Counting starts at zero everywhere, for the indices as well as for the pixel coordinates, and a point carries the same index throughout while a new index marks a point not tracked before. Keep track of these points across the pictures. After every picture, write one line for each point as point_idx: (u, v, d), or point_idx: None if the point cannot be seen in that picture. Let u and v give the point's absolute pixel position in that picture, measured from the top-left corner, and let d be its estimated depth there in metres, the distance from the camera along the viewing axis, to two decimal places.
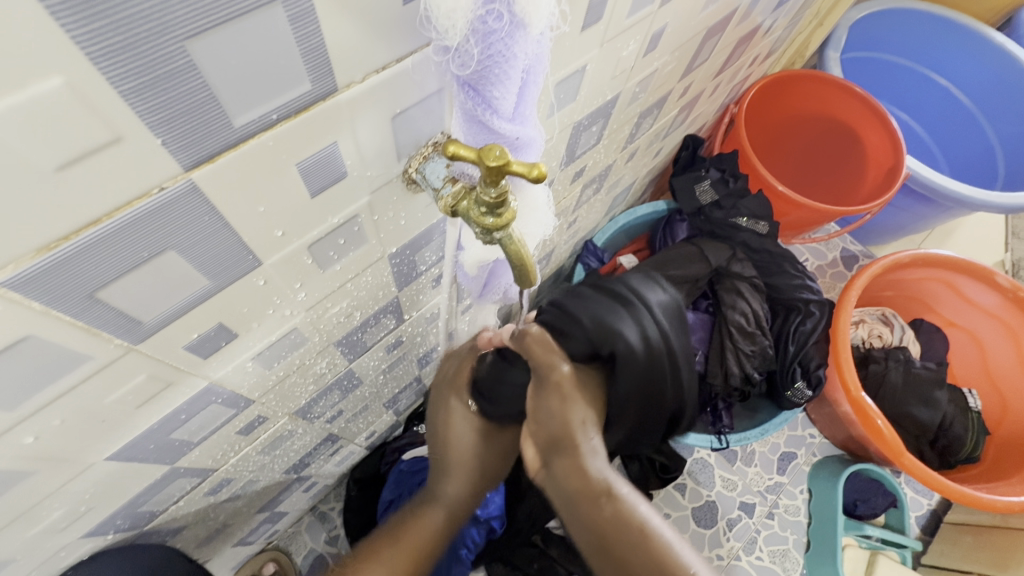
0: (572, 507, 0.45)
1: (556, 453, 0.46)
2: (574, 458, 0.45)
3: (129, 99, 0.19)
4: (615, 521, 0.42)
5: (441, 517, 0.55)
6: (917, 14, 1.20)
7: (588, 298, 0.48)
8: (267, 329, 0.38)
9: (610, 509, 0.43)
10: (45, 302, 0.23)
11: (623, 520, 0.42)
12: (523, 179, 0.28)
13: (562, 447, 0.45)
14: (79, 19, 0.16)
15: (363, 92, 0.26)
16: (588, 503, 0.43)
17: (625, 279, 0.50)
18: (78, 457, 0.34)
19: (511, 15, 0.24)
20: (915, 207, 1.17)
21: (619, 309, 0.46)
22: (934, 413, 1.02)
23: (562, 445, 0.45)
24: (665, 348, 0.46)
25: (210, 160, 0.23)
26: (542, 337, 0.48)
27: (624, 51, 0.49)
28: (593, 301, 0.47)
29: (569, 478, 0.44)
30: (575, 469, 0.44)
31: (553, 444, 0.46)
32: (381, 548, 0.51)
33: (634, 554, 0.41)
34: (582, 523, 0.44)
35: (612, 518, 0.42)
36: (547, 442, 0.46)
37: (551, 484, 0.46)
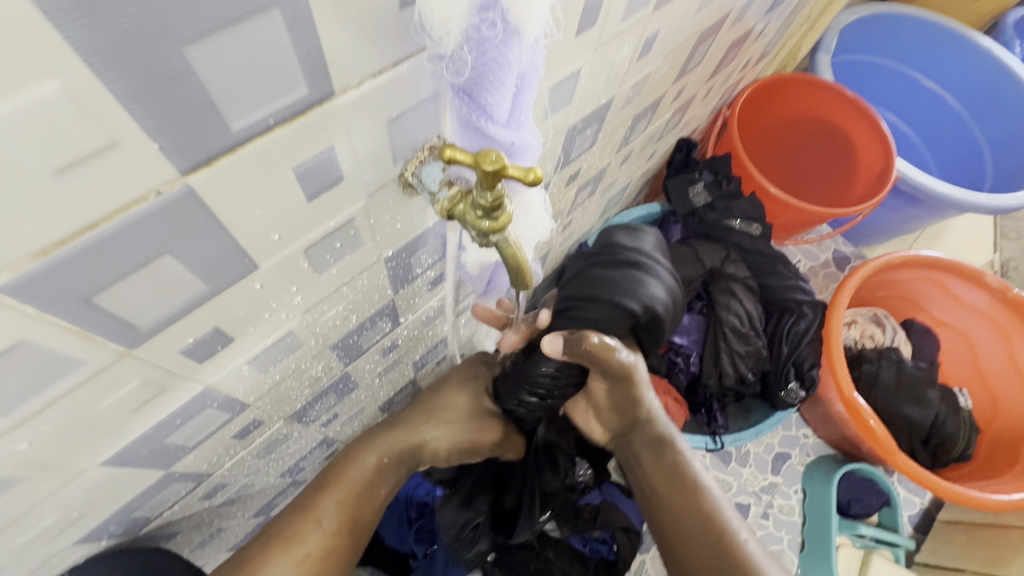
0: (639, 465, 0.60)
1: (632, 431, 0.59)
2: (649, 429, 0.58)
3: (126, 104, 0.19)
4: (679, 475, 0.57)
5: (377, 459, 0.58)
6: (907, 18, 1.22)
7: (599, 277, 0.51)
8: (262, 333, 0.38)
9: (671, 460, 0.58)
10: (40, 307, 0.23)
11: (681, 475, 0.58)
12: (519, 182, 0.28)
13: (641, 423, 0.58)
14: (75, 24, 0.16)
15: (359, 96, 0.27)
16: (660, 460, 0.58)
17: (612, 243, 0.53)
18: (71, 463, 0.34)
19: (504, 23, 0.24)
20: (905, 209, 1.18)
21: (636, 274, 0.51)
22: (925, 412, 1.03)
23: (639, 423, 0.58)
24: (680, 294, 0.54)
25: (207, 165, 0.23)
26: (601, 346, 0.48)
27: (618, 55, 0.49)
28: (610, 276, 0.50)
29: (640, 441, 0.59)
30: (646, 433, 0.59)
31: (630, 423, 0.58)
32: (322, 491, 0.55)
33: (692, 502, 0.56)
34: (651, 474, 0.59)
35: (677, 472, 0.58)
36: (627, 424, 0.58)
37: (622, 447, 0.62)
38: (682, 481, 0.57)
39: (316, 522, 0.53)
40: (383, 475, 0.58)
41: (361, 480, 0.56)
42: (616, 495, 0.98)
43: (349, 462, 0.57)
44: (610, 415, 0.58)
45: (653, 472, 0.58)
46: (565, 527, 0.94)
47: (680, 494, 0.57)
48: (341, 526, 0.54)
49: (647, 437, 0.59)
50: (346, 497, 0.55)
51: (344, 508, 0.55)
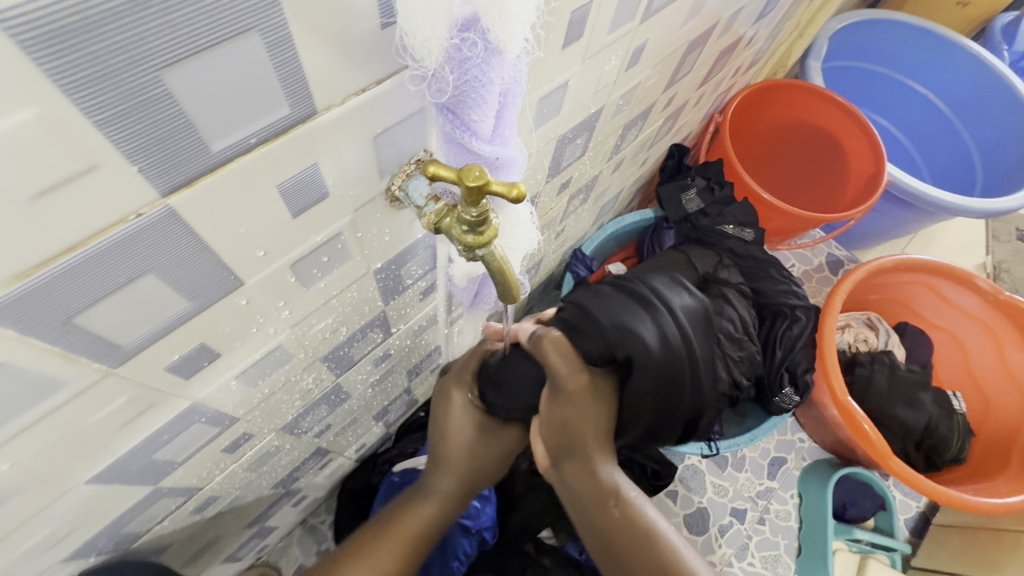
0: (582, 508, 0.49)
1: (566, 456, 0.49)
2: (584, 463, 0.49)
3: (104, 128, 0.19)
4: (622, 524, 0.47)
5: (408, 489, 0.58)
6: (896, 24, 1.23)
7: (608, 297, 0.50)
8: (250, 347, 0.38)
9: (621, 514, 0.47)
10: (20, 329, 0.23)
11: (632, 527, 0.47)
12: (503, 198, 0.28)
13: (573, 453, 0.49)
14: (49, 52, 0.16)
15: (343, 114, 0.27)
16: (594, 507, 0.48)
17: (644, 284, 0.51)
18: (56, 481, 0.34)
19: (484, 42, 0.24)
20: (896, 212, 1.19)
21: (638, 309, 0.48)
22: (919, 415, 1.04)
23: (575, 451, 0.49)
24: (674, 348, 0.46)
25: (189, 186, 0.23)
26: (555, 344, 0.49)
27: (606, 66, 0.49)
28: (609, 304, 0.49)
29: (580, 482, 0.49)
30: (587, 473, 0.48)
31: (563, 448, 0.49)
32: (377, 542, 0.50)
33: (638, 554, 0.46)
34: (592, 522, 0.48)
35: (620, 521, 0.47)
36: (558, 447, 0.49)
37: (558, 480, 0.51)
38: (631, 532, 0.46)
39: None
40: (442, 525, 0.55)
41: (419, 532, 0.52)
42: None
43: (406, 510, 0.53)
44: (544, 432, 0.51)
45: (602, 527, 0.47)
46: (561, 533, 0.93)
47: (634, 549, 0.46)
48: None
49: (587, 476, 0.48)
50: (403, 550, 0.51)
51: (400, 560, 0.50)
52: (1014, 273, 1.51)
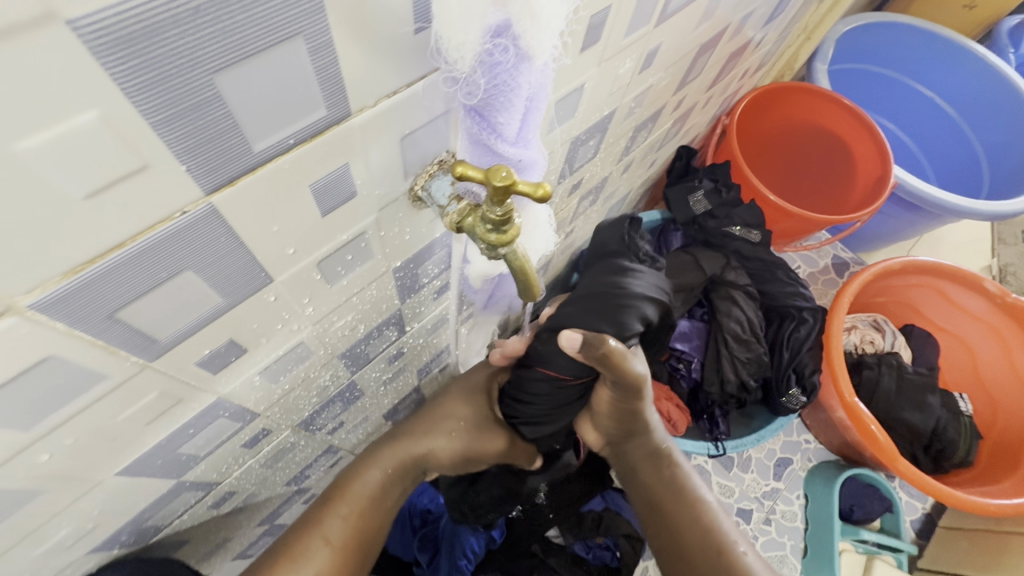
0: (637, 475, 0.65)
1: (628, 440, 0.65)
2: (639, 439, 0.64)
3: (159, 130, 0.19)
4: (671, 482, 0.62)
5: (382, 474, 0.58)
6: (902, 27, 1.24)
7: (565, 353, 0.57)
8: (275, 343, 0.39)
9: (669, 473, 0.62)
10: (68, 323, 0.23)
11: (681, 485, 0.61)
12: (529, 198, 0.29)
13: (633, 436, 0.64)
14: (114, 54, 0.17)
15: (374, 116, 0.27)
16: (647, 467, 0.64)
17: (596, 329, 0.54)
18: (87, 474, 0.34)
19: (516, 48, 0.25)
20: (903, 214, 1.19)
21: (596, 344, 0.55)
22: (926, 417, 1.04)
23: (635, 432, 0.64)
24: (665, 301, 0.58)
25: (230, 184, 0.24)
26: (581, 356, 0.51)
27: (620, 69, 0.50)
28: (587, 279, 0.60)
29: (639, 450, 0.64)
30: (642, 445, 0.65)
31: (629, 432, 0.64)
32: (327, 507, 0.55)
33: (685, 510, 0.59)
34: (647, 485, 0.63)
35: (669, 480, 0.62)
36: (624, 431, 0.64)
37: (620, 453, 0.67)
38: (679, 494, 0.60)
39: (323, 538, 0.52)
40: (388, 487, 0.59)
41: (367, 494, 0.57)
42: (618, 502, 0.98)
43: (353, 476, 0.57)
44: (608, 422, 0.64)
45: (657, 487, 0.62)
46: (568, 533, 0.94)
47: (679, 506, 0.59)
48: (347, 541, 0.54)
49: (645, 448, 0.64)
50: (350, 511, 0.55)
51: (347, 523, 0.54)
52: (1019, 276, 1.51)
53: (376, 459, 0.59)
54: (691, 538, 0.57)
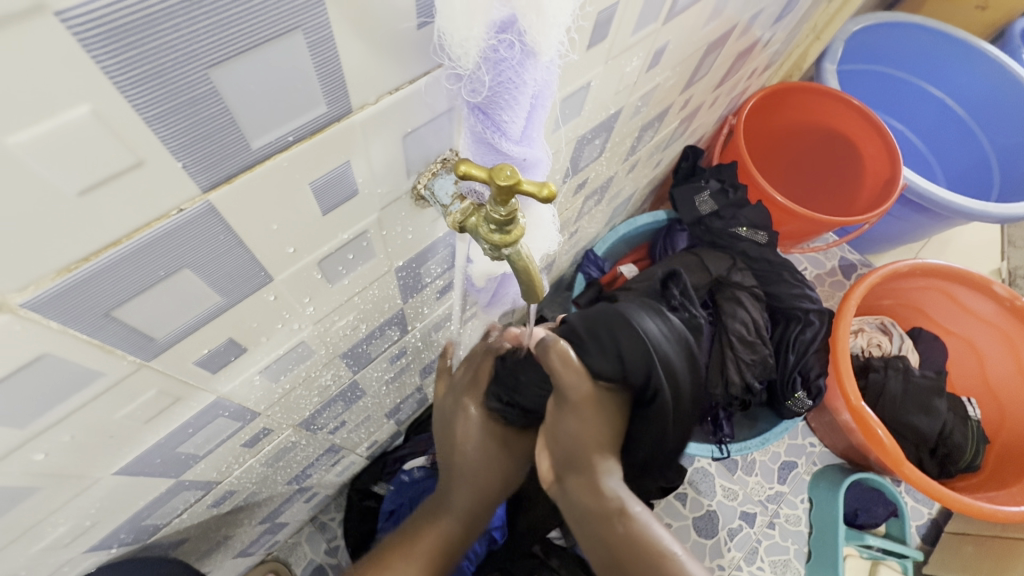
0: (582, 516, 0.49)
1: (570, 471, 0.50)
2: (588, 478, 0.49)
3: (153, 126, 0.19)
4: (625, 539, 0.46)
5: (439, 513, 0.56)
6: (913, 27, 1.22)
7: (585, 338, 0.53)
8: (275, 342, 0.38)
9: (623, 530, 0.46)
10: (62, 322, 0.23)
11: (639, 540, 0.46)
12: (533, 198, 0.28)
13: (576, 468, 0.50)
14: (106, 47, 0.16)
15: (375, 113, 0.27)
16: (598, 520, 0.48)
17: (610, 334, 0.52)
18: (83, 473, 0.34)
19: (521, 44, 0.24)
20: (912, 217, 1.18)
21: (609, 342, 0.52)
22: (934, 422, 1.03)
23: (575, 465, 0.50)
24: (676, 367, 0.51)
25: (227, 182, 0.23)
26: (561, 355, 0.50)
27: (627, 68, 0.49)
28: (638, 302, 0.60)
29: (589, 500, 0.48)
30: (591, 491, 0.49)
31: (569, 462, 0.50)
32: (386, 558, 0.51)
33: (647, 570, 0.45)
34: (599, 542, 0.48)
35: (622, 536, 0.46)
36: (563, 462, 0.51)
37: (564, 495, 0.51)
38: (640, 555, 0.45)
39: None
40: (461, 534, 0.55)
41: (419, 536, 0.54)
42: None
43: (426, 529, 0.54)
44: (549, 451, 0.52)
45: (611, 543, 0.46)
46: (570, 535, 0.93)
47: (637, 572, 0.45)
48: None
49: (591, 497, 0.48)
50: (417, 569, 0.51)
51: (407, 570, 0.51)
52: None
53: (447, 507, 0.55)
54: None
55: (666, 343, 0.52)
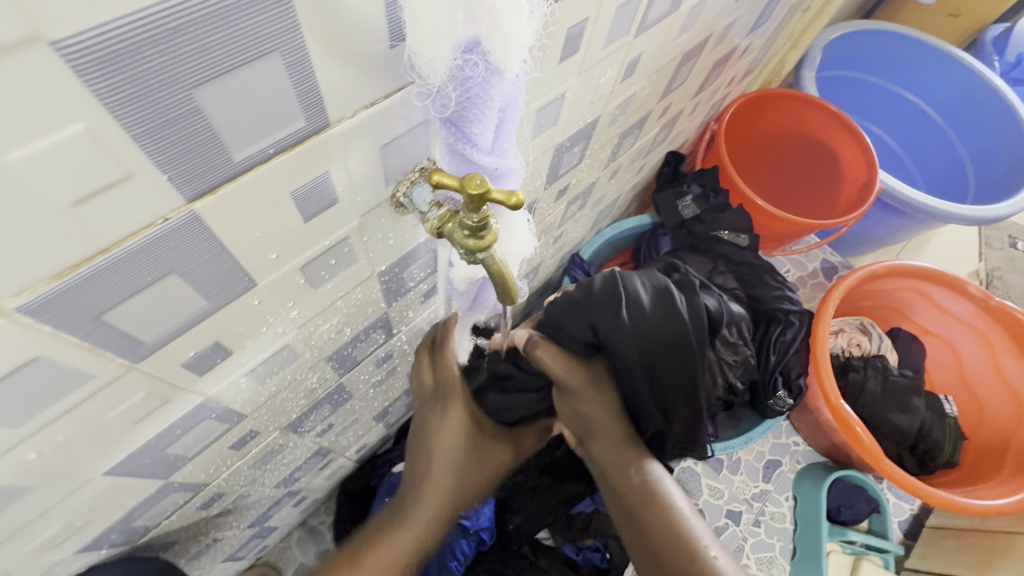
0: (607, 483, 0.56)
1: (592, 440, 0.57)
2: (607, 442, 0.56)
3: (141, 142, 0.20)
4: (640, 486, 0.53)
5: None
6: (888, 35, 1.26)
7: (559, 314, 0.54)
8: (261, 345, 0.40)
9: (639, 480, 0.53)
10: (55, 325, 0.24)
11: (652, 490, 0.52)
12: (502, 206, 0.30)
13: (596, 436, 0.56)
14: (96, 71, 0.18)
15: (352, 127, 0.28)
16: (614, 472, 0.55)
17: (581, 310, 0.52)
18: (74, 473, 0.35)
19: (486, 63, 0.26)
20: (889, 219, 1.21)
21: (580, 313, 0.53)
22: (911, 419, 1.05)
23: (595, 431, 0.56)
24: (665, 326, 0.52)
25: (212, 192, 0.25)
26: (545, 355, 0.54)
27: (601, 78, 0.51)
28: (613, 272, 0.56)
29: (606, 455, 0.56)
30: (610, 448, 0.56)
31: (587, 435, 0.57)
32: None
33: (654, 516, 0.51)
34: (616, 491, 0.55)
35: (638, 483, 0.53)
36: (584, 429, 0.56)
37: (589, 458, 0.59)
38: (650, 500, 0.52)
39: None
40: (436, 534, 0.53)
41: None
42: None
43: (397, 520, 0.52)
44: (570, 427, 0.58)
45: (625, 490, 0.53)
46: (558, 535, 0.94)
47: (649, 510, 0.51)
48: None
49: (612, 448, 0.55)
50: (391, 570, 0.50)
51: None
52: (1006, 279, 1.53)
53: (426, 501, 0.53)
54: (662, 543, 0.49)
55: (636, 309, 0.51)
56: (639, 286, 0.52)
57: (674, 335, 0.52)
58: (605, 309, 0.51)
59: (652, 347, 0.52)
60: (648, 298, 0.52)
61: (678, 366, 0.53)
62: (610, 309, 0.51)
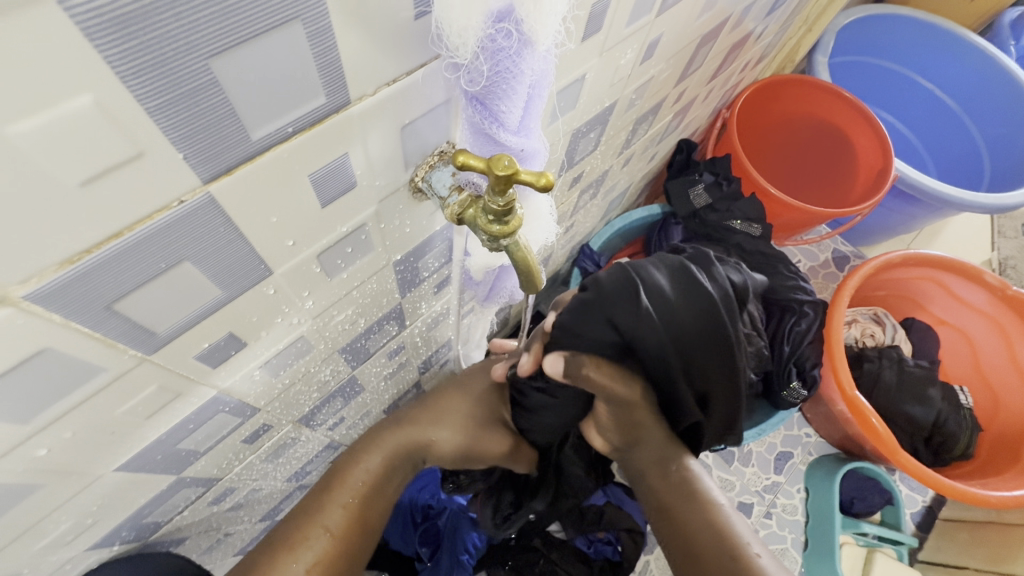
0: (645, 478, 0.56)
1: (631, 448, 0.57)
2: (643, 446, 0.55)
3: (154, 117, 0.19)
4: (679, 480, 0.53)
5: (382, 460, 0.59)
6: (904, 19, 1.23)
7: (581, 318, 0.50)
8: (275, 337, 0.38)
9: (678, 473, 0.53)
10: (64, 315, 0.23)
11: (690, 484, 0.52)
12: (531, 187, 0.28)
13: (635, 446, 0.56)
14: (105, 35, 0.16)
15: (374, 104, 0.27)
16: (652, 473, 0.55)
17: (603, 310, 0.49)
18: (86, 469, 0.34)
19: (519, 33, 0.24)
20: (904, 208, 1.19)
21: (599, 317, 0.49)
22: (926, 410, 1.04)
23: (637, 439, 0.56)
24: (692, 311, 0.49)
25: (227, 174, 0.23)
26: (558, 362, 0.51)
27: (622, 60, 0.49)
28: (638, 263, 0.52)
29: (643, 460, 0.56)
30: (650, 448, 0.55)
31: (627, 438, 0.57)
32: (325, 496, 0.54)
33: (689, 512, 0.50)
34: (648, 493, 0.55)
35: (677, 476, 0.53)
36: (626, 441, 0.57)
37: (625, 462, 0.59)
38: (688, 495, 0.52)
39: (323, 530, 0.51)
40: (388, 473, 0.59)
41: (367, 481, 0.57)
42: (620, 496, 0.96)
43: (352, 465, 0.57)
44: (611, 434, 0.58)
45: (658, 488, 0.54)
46: (570, 528, 0.93)
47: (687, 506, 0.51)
48: (345, 529, 0.53)
49: (649, 449, 0.55)
50: (351, 500, 0.55)
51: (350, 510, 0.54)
52: (1019, 269, 1.51)
53: (376, 445, 0.60)
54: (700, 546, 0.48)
55: (654, 301, 0.48)
56: (655, 273, 0.49)
57: (699, 326, 0.49)
58: (623, 306, 0.48)
59: (679, 338, 0.49)
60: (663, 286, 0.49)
61: (712, 350, 0.50)
62: (629, 304, 0.48)
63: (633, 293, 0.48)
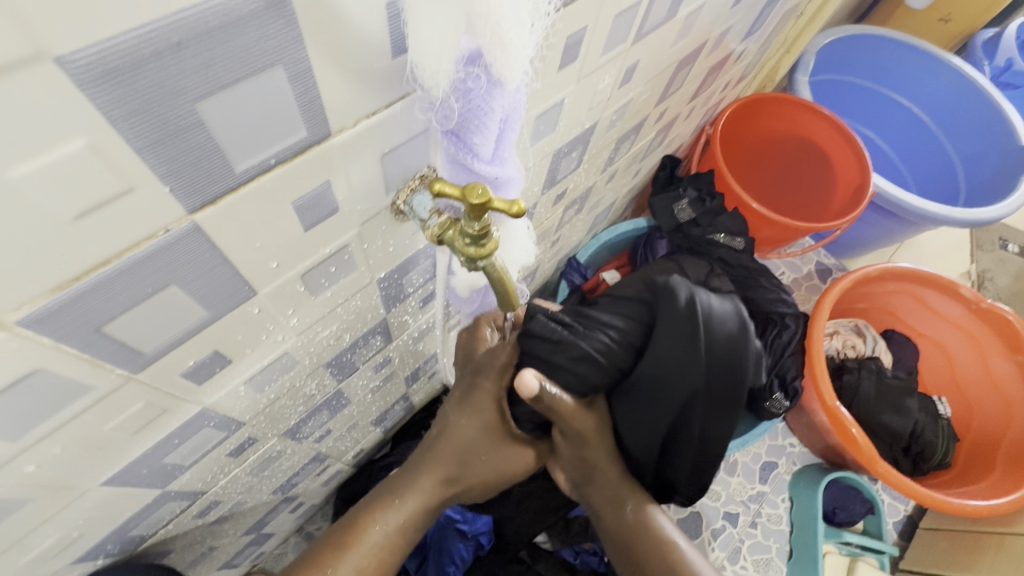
0: (598, 510, 0.63)
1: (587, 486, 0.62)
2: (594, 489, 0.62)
3: (144, 155, 0.20)
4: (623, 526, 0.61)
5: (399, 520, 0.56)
6: (879, 39, 1.27)
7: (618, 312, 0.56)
8: (260, 353, 0.39)
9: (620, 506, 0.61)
10: (55, 337, 0.24)
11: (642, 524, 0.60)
12: (504, 214, 0.30)
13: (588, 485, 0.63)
14: (101, 86, 0.18)
15: (355, 135, 0.28)
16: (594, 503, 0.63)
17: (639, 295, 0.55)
18: (72, 484, 0.35)
19: (488, 76, 0.26)
20: (882, 222, 1.22)
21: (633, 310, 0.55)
22: (904, 420, 1.06)
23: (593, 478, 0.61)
24: (724, 358, 0.51)
25: (214, 203, 0.25)
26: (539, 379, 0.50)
27: (600, 85, 0.51)
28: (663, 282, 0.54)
29: (598, 499, 0.62)
30: (606, 489, 0.61)
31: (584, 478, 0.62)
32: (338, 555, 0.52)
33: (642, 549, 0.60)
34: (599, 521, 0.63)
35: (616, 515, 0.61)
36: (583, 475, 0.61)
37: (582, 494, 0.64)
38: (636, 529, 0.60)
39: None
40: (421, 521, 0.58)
41: (382, 543, 0.55)
42: None
43: (368, 521, 0.55)
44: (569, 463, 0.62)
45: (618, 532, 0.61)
46: (555, 539, 0.95)
47: (639, 534, 0.60)
48: None
49: (607, 490, 0.61)
50: (365, 562, 0.53)
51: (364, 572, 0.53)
52: (997, 281, 1.55)
53: (398, 503, 0.56)
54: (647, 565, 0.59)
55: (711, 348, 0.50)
56: (714, 306, 0.51)
57: (726, 367, 0.51)
58: (665, 310, 0.51)
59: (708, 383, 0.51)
60: (738, 334, 0.50)
61: (719, 395, 0.52)
62: (669, 317, 0.51)
63: (677, 307, 0.51)
